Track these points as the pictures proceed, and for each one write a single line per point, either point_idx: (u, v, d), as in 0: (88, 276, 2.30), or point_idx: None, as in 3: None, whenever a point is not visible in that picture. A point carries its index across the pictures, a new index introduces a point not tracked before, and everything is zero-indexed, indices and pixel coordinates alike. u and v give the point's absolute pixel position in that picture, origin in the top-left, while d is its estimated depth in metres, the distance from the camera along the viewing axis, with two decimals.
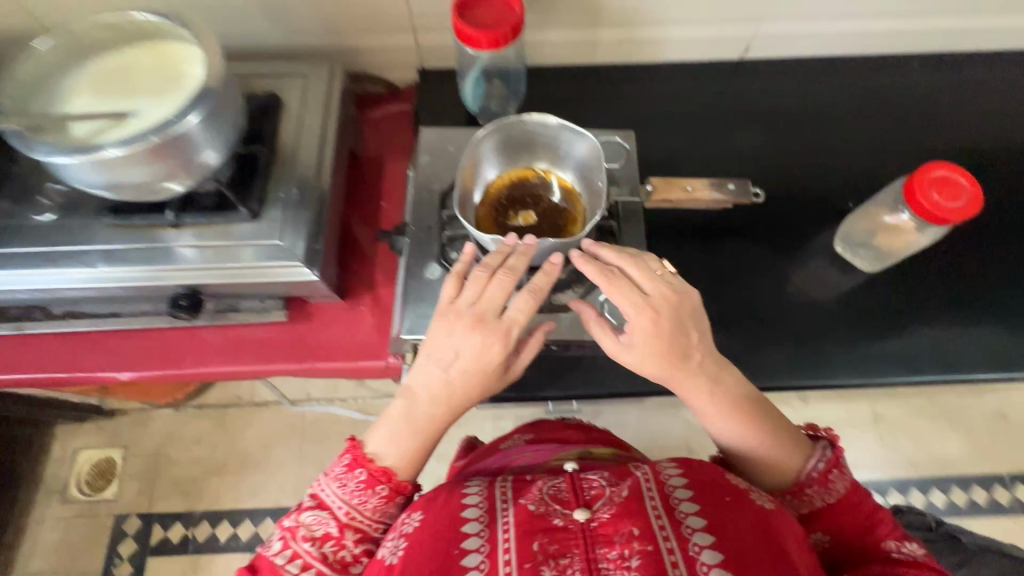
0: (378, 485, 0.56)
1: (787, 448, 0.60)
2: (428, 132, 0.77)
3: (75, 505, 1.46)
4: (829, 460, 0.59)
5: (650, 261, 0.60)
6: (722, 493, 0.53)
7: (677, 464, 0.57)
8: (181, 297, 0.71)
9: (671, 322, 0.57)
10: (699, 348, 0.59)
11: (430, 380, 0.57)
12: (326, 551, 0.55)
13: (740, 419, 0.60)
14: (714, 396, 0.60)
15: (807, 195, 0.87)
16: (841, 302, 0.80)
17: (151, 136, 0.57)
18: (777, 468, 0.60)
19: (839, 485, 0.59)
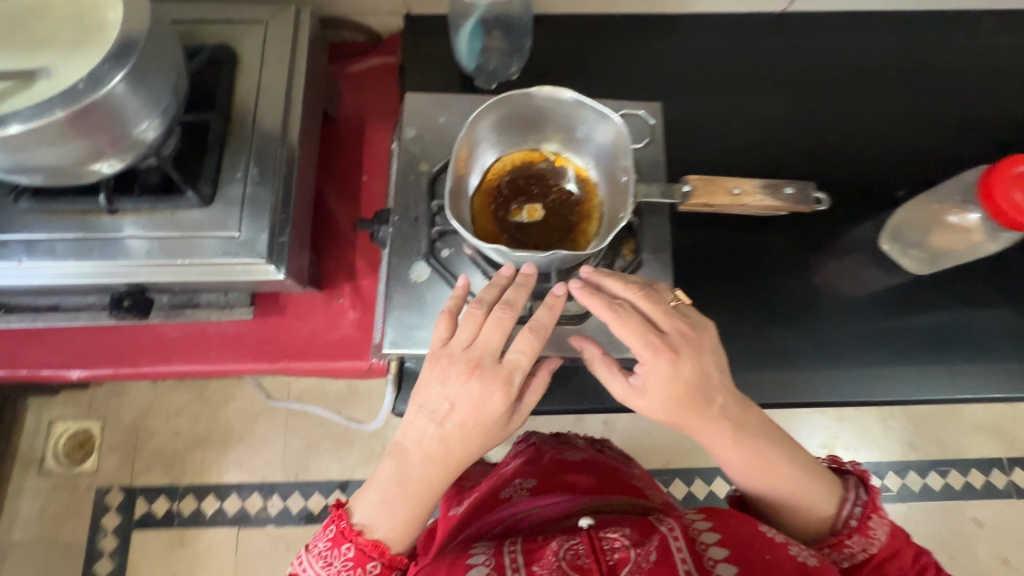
0: (369, 561, 0.48)
1: (819, 490, 0.54)
2: (415, 99, 0.64)
3: (53, 477, 1.40)
4: (866, 504, 0.54)
5: (661, 292, 0.53)
6: (758, 550, 0.48)
7: (709, 520, 0.53)
8: (123, 296, 0.60)
9: (690, 364, 0.49)
10: (721, 389, 0.51)
11: (424, 437, 0.48)
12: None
13: (765, 466, 0.53)
14: (739, 444, 0.53)
15: (856, 180, 0.75)
16: (883, 308, 0.71)
17: (56, 110, 0.44)
18: (808, 515, 0.54)
19: (879, 533, 0.53)
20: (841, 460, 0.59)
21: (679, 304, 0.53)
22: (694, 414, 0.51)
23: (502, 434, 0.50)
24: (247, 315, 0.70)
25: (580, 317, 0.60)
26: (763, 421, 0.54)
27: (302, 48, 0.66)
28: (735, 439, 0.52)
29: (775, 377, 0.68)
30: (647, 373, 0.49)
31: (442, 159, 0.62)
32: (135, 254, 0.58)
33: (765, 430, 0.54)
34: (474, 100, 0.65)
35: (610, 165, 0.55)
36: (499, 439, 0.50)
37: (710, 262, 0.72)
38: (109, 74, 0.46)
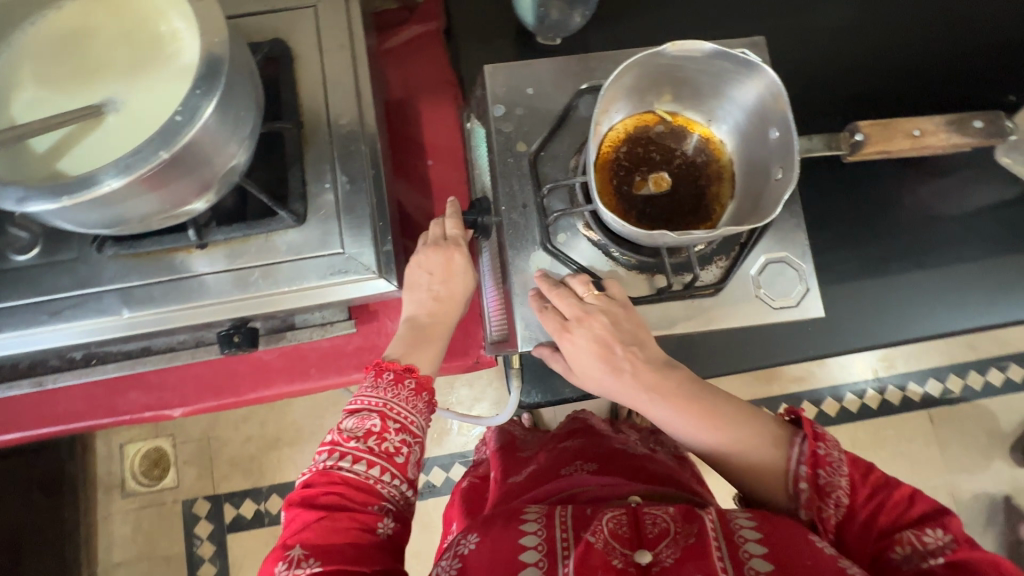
0: (406, 380, 0.53)
1: (764, 452, 0.49)
2: (497, 70, 0.58)
3: (137, 498, 1.40)
4: (808, 461, 0.47)
5: (574, 283, 0.53)
6: (805, 555, 0.42)
7: (754, 516, 0.47)
8: (234, 332, 0.58)
9: (593, 340, 0.52)
10: (633, 356, 0.52)
11: (422, 304, 0.58)
12: (373, 446, 0.49)
13: (695, 426, 0.51)
14: (655, 399, 0.51)
15: (966, 88, 0.68)
16: (1002, 222, 0.67)
17: (161, 152, 0.40)
18: (759, 477, 0.49)
19: (837, 487, 0.46)
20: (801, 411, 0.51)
21: (595, 295, 0.53)
22: (618, 379, 0.52)
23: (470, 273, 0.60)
24: (348, 329, 0.67)
25: (718, 286, 0.54)
26: (691, 379, 0.53)
27: (360, 30, 0.59)
28: (652, 400, 0.51)
29: (896, 311, 0.66)
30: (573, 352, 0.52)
31: (541, 135, 0.57)
32: (237, 285, 0.55)
33: (701, 385, 0.52)
34: (562, 63, 0.58)
35: (741, 119, 0.50)
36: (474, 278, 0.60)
37: (816, 201, 0.68)
38: (202, 102, 0.41)
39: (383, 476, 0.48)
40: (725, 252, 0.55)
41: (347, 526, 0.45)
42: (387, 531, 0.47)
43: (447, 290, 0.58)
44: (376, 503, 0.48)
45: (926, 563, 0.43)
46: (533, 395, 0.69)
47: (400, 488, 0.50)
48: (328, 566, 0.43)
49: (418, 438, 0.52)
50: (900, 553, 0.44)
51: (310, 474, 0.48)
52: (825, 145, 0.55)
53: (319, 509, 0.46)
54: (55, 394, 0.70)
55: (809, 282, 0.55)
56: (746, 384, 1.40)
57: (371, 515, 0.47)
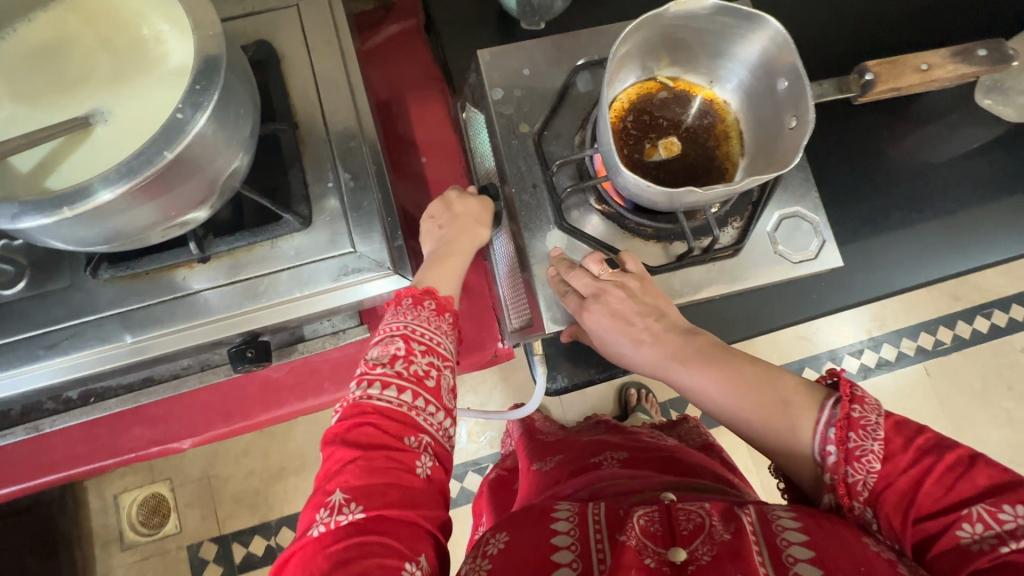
0: (425, 300, 0.51)
1: (786, 424, 0.45)
2: (491, 54, 0.57)
3: (138, 549, 1.34)
4: (840, 423, 0.43)
5: (589, 261, 0.53)
6: (855, 561, 0.39)
7: (799, 516, 0.43)
8: (245, 346, 0.55)
9: (608, 314, 0.52)
10: (648, 328, 0.53)
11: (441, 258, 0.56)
12: (401, 370, 0.46)
13: (717, 390, 0.49)
14: (678, 364, 0.51)
15: (945, 34, 0.70)
16: (990, 161, 0.69)
17: (165, 151, 0.38)
18: (783, 447, 0.46)
19: (871, 451, 0.41)
20: (842, 372, 0.46)
21: (610, 271, 0.53)
22: (641, 347, 0.53)
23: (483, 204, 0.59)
24: (361, 335, 0.64)
25: (736, 246, 0.54)
26: (718, 346, 0.52)
27: (346, 26, 0.57)
28: (672, 367, 0.52)
29: (903, 259, 0.67)
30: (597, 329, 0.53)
31: (542, 114, 0.56)
32: (244, 297, 0.52)
33: (729, 351, 0.51)
34: (556, 42, 0.58)
35: (743, 78, 0.50)
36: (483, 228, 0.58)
37: (813, 159, 0.69)
38: (203, 98, 0.39)
39: (417, 403, 0.46)
40: (738, 214, 0.55)
41: (386, 465, 0.42)
42: (427, 472, 0.44)
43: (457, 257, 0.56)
44: (413, 436, 0.44)
45: (1001, 548, 0.37)
46: (559, 380, 0.66)
47: (437, 417, 0.47)
48: (372, 511, 0.40)
49: (446, 361, 0.49)
50: (969, 531, 0.38)
51: (343, 410, 0.45)
52: (837, 88, 0.57)
53: (355, 448, 0.42)
54: (53, 440, 0.65)
55: (824, 234, 0.55)
56: None
57: (408, 451, 0.44)
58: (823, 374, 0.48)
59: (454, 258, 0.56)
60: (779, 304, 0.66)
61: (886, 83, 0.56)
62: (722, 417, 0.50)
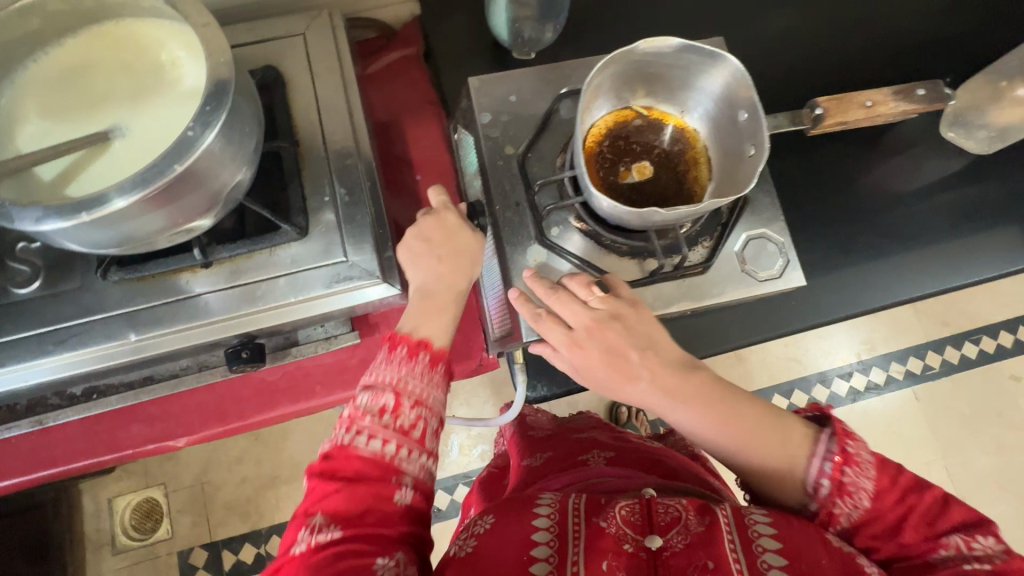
0: (420, 353, 0.50)
1: (782, 459, 0.48)
2: (481, 82, 0.61)
3: (130, 554, 1.35)
4: (837, 458, 0.46)
5: (579, 288, 0.53)
6: (816, 554, 0.44)
7: (769, 512, 0.48)
8: (240, 347, 0.58)
9: (602, 348, 0.51)
10: (642, 361, 0.51)
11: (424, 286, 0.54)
12: (388, 421, 0.47)
13: (712, 427, 0.50)
14: (673, 402, 0.50)
15: (910, 73, 0.74)
16: (954, 191, 0.73)
17: (172, 165, 0.42)
18: (777, 480, 0.49)
19: (862, 487, 0.46)
20: (825, 407, 0.50)
21: (602, 298, 0.52)
22: (633, 387, 0.51)
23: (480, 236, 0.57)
24: (351, 340, 0.68)
25: (705, 264, 0.57)
26: (702, 377, 0.51)
27: (347, 53, 0.62)
28: (665, 403, 0.51)
29: (873, 281, 0.70)
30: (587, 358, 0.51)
31: (527, 137, 0.60)
32: (242, 301, 0.56)
33: (720, 386, 0.51)
34: (541, 72, 0.62)
35: (710, 108, 0.54)
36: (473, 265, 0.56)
37: (785, 186, 0.73)
38: (211, 118, 0.43)
39: (401, 452, 0.47)
40: (708, 234, 0.59)
41: (366, 497, 0.45)
42: (407, 502, 0.47)
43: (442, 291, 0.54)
44: (396, 476, 0.46)
45: (963, 567, 0.43)
46: (539, 389, 0.70)
47: (422, 461, 0.48)
48: (350, 530, 0.44)
49: (435, 412, 0.49)
50: (943, 554, 0.44)
51: (331, 448, 0.47)
52: (791, 121, 0.61)
53: (338, 481, 0.45)
54: (55, 434, 0.68)
55: (788, 254, 0.58)
56: (737, 379, 1.44)
57: (389, 487, 0.46)
58: (804, 407, 0.52)
59: (442, 296, 0.54)
60: (751, 323, 0.69)
61: (837, 117, 0.61)
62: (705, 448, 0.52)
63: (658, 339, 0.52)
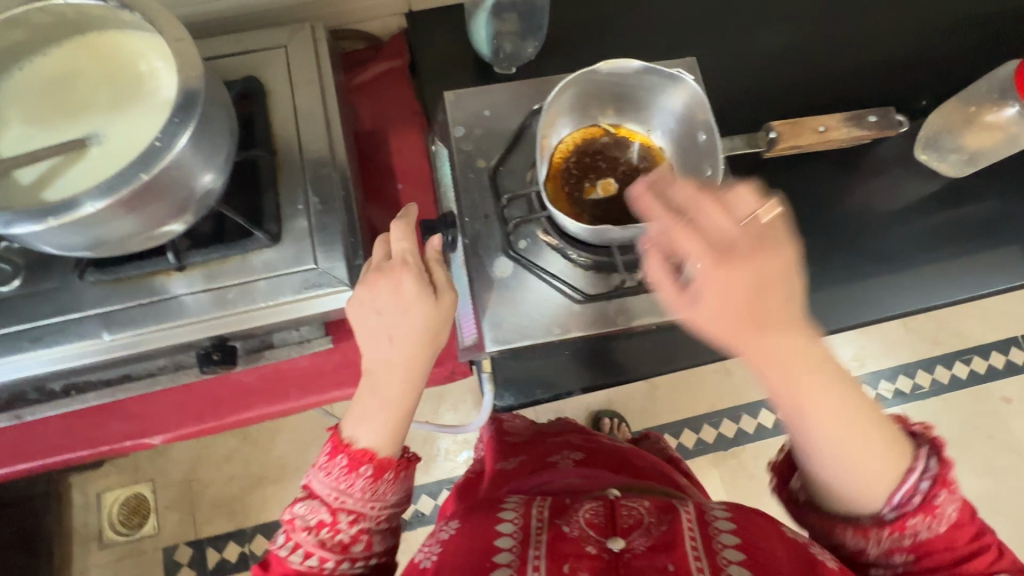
0: (361, 466, 0.50)
1: (882, 463, 0.42)
2: (456, 96, 0.63)
3: (115, 548, 1.36)
4: (935, 478, 0.43)
5: (735, 197, 0.40)
6: (772, 547, 0.46)
7: (728, 508, 0.52)
8: (211, 350, 0.60)
9: (749, 281, 0.38)
10: (784, 304, 0.40)
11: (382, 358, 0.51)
12: (325, 539, 0.50)
13: (820, 408, 0.41)
14: (792, 366, 0.41)
15: (884, 96, 0.76)
16: (929, 213, 0.73)
17: (139, 174, 0.43)
18: (871, 485, 0.43)
19: (946, 513, 0.43)
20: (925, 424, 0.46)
21: (765, 212, 0.40)
22: (758, 338, 0.40)
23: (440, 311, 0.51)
24: (324, 346, 0.70)
25: None
26: (823, 359, 0.41)
27: (328, 66, 0.64)
28: (781, 366, 0.40)
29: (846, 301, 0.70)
30: (716, 291, 0.39)
31: (499, 151, 0.61)
32: (214, 304, 0.57)
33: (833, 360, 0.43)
34: (516, 88, 0.64)
35: (675, 127, 0.55)
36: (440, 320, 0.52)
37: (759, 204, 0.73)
38: (179, 129, 0.44)
39: (340, 565, 0.50)
40: None
41: None
42: None
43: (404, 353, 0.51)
44: None
45: None
46: (507, 398, 0.66)
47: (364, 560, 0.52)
48: None
49: (376, 519, 0.51)
50: None
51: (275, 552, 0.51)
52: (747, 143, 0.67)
53: None
54: (34, 429, 0.70)
55: None
56: (726, 392, 1.44)
57: None
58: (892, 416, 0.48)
59: (405, 351, 0.51)
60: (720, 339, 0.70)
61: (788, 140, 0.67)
62: (806, 429, 0.42)
63: (802, 293, 0.41)
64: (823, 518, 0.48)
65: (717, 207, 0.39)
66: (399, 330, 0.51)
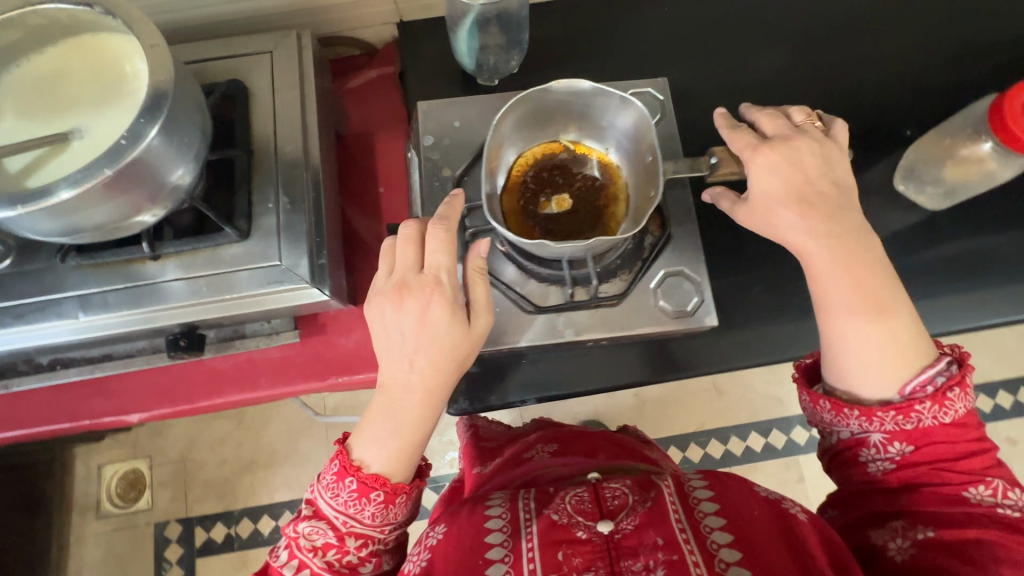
0: (372, 491, 0.51)
1: (902, 351, 0.52)
2: (428, 106, 0.65)
3: (112, 519, 1.43)
4: (953, 377, 0.51)
5: (774, 116, 0.60)
6: (752, 506, 0.52)
7: (704, 476, 0.57)
8: (179, 336, 0.64)
9: (788, 157, 0.56)
10: (826, 179, 0.57)
11: (398, 373, 0.53)
12: (332, 560, 0.51)
13: (851, 290, 0.54)
14: (828, 241, 0.55)
15: (866, 124, 0.75)
16: (904, 244, 0.72)
17: (104, 169, 0.46)
18: (883, 366, 0.52)
19: (956, 408, 0.51)
20: (963, 351, 0.53)
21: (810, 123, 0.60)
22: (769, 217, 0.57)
23: (465, 340, 0.53)
24: (293, 338, 0.73)
25: (620, 296, 0.60)
26: (878, 255, 0.55)
27: (310, 72, 0.67)
28: (819, 243, 0.55)
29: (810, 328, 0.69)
30: (760, 191, 0.57)
31: (463, 162, 0.63)
32: (183, 293, 0.60)
33: (871, 250, 0.55)
34: (487, 101, 0.66)
35: (632, 146, 0.57)
36: (469, 346, 0.54)
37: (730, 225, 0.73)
38: (146, 128, 0.48)
39: None
40: (628, 267, 0.61)
41: None
42: None
43: (429, 375, 0.52)
44: None
45: (997, 508, 0.49)
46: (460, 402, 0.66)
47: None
48: None
49: (381, 541, 0.53)
50: (981, 490, 0.49)
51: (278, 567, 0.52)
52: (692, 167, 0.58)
53: None
54: (23, 399, 0.75)
55: (704, 294, 0.60)
56: (714, 412, 1.42)
57: None
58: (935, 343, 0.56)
59: (423, 364, 0.52)
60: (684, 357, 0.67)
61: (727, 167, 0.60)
62: (833, 315, 0.54)
63: (832, 173, 0.57)
64: (836, 405, 0.53)
65: (769, 119, 0.60)
66: (429, 345, 0.52)
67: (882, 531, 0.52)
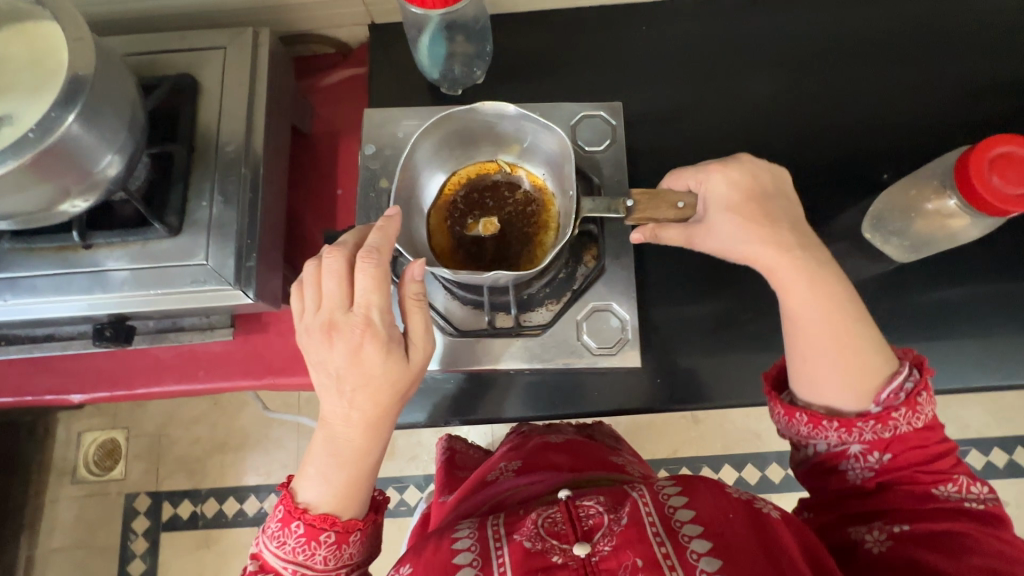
0: (322, 533, 0.49)
1: (873, 361, 0.49)
2: (373, 114, 0.64)
3: (85, 485, 1.46)
4: (918, 383, 0.48)
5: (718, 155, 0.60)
6: (725, 512, 0.44)
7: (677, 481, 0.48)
8: (106, 326, 0.65)
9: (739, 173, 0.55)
10: (778, 199, 0.55)
11: (335, 410, 0.51)
12: None
13: (821, 302, 0.50)
14: (790, 254, 0.52)
15: (836, 165, 0.71)
16: (866, 294, 0.68)
17: (8, 160, 0.46)
18: (857, 376, 0.48)
19: (925, 411, 0.48)
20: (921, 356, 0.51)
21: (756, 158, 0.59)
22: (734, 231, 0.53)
23: (406, 375, 0.51)
24: (227, 335, 0.74)
25: (545, 326, 0.60)
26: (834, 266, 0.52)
27: (261, 71, 0.67)
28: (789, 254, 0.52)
29: None
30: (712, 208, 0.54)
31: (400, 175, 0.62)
32: (110, 284, 0.60)
33: (829, 264, 0.52)
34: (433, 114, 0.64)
35: (561, 173, 0.56)
36: (407, 379, 0.51)
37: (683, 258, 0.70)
38: (59, 121, 0.47)
39: None
40: (556, 298, 0.61)
41: None
42: None
43: (367, 407, 0.50)
44: None
45: (966, 504, 0.46)
46: None
47: None
48: None
49: None
50: (947, 488, 0.47)
51: None
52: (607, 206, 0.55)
53: None
54: None
55: (627, 332, 0.61)
56: (688, 439, 1.39)
57: None
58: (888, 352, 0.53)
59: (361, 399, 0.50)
60: (619, 393, 0.64)
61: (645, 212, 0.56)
62: (805, 335, 0.51)
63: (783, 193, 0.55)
64: (813, 417, 0.49)
65: None
66: (364, 380, 0.50)
67: (859, 525, 0.47)
